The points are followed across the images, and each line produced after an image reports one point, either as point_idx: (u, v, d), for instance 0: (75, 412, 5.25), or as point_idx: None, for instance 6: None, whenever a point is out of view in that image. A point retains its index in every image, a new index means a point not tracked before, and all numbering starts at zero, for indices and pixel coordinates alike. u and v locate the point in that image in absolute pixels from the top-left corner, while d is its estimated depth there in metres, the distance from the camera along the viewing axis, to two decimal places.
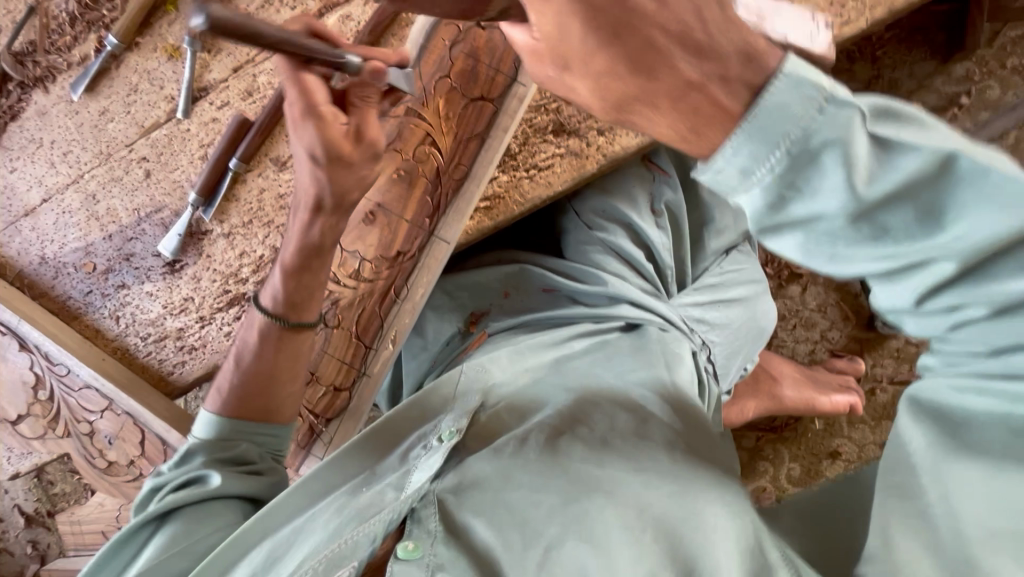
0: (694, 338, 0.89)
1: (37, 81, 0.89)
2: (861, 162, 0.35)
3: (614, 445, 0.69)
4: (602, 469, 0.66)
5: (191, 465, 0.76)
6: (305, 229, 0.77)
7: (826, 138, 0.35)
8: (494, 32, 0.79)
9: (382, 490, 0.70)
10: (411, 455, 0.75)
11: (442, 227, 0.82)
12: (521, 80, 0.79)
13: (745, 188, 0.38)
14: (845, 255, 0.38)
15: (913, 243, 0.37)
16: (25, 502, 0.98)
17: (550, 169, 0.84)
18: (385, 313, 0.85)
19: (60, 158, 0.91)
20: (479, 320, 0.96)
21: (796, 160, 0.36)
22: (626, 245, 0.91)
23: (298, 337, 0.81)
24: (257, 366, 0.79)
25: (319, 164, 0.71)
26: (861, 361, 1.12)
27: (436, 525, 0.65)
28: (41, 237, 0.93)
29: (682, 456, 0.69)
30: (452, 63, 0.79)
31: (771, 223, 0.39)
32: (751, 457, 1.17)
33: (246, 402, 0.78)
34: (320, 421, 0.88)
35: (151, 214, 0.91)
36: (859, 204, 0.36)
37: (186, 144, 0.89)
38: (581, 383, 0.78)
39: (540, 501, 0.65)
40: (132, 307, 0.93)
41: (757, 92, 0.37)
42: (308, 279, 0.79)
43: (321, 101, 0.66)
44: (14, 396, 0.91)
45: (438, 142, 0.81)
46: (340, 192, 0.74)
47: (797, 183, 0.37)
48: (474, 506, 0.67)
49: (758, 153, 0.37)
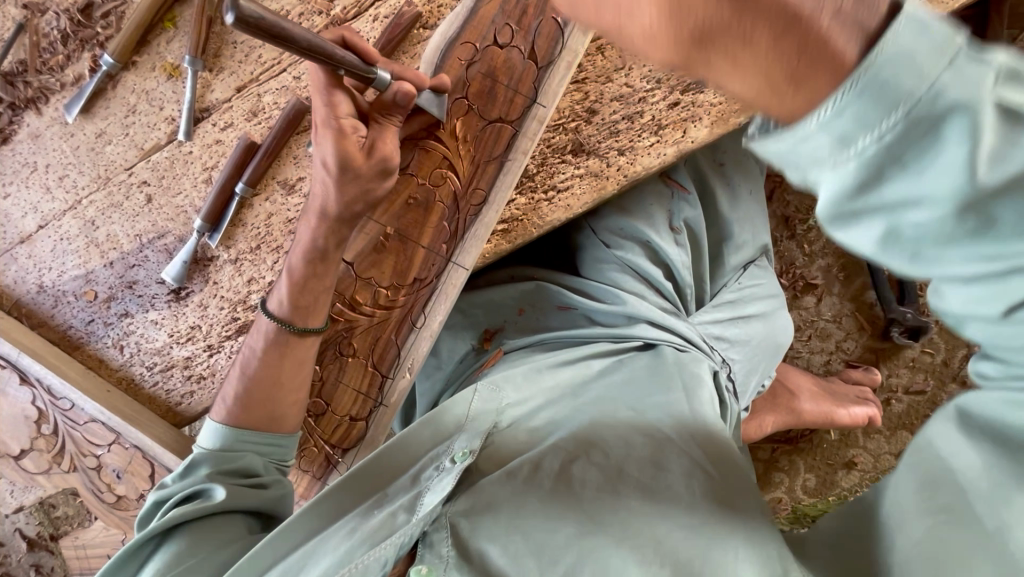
0: (714, 355, 0.87)
1: (29, 102, 0.85)
2: (986, 136, 0.27)
3: (630, 475, 0.64)
4: (619, 502, 0.61)
5: (196, 477, 0.71)
6: (311, 236, 0.75)
7: (952, 101, 0.27)
8: (512, 52, 0.77)
9: (394, 513, 0.64)
10: (423, 477, 0.69)
11: (460, 253, 0.80)
12: (541, 101, 0.77)
13: (836, 160, 0.30)
14: (931, 255, 0.31)
15: (1008, 245, 0.30)
16: (27, 526, 0.93)
17: (570, 190, 0.81)
18: (402, 341, 0.83)
19: (56, 183, 0.87)
20: (494, 337, 0.94)
21: (913, 128, 0.28)
22: (644, 263, 0.89)
23: (303, 344, 0.78)
24: (260, 379, 0.76)
25: (330, 171, 0.70)
26: (877, 371, 1.11)
27: (450, 551, 0.61)
28: (39, 265, 0.90)
29: (700, 482, 0.63)
30: (469, 84, 0.77)
31: (848, 209, 0.31)
32: (767, 468, 1.17)
33: (252, 411, 0.75)
34: (336, 451, 0.86)
35: (154, 240, 0.87)
36: (977, 192, 0.28)
37: (189, 166, 0.86)
38: (598, 405, 0.73)
39: (557, 527, 0.60)
40: (136, 336, 0.90)
41: (872, 38, 0.28)
42: (314, 283, 0.77)
43: (343, 112, 0.68)
44: (17, 431, 0.88)
45: (456, 165, 0.79)
46: (345, 203, 0.72)
47: (904, 157, 0.29)
48: (488, 532, 0.61)
49: (867, 115, 0.28)
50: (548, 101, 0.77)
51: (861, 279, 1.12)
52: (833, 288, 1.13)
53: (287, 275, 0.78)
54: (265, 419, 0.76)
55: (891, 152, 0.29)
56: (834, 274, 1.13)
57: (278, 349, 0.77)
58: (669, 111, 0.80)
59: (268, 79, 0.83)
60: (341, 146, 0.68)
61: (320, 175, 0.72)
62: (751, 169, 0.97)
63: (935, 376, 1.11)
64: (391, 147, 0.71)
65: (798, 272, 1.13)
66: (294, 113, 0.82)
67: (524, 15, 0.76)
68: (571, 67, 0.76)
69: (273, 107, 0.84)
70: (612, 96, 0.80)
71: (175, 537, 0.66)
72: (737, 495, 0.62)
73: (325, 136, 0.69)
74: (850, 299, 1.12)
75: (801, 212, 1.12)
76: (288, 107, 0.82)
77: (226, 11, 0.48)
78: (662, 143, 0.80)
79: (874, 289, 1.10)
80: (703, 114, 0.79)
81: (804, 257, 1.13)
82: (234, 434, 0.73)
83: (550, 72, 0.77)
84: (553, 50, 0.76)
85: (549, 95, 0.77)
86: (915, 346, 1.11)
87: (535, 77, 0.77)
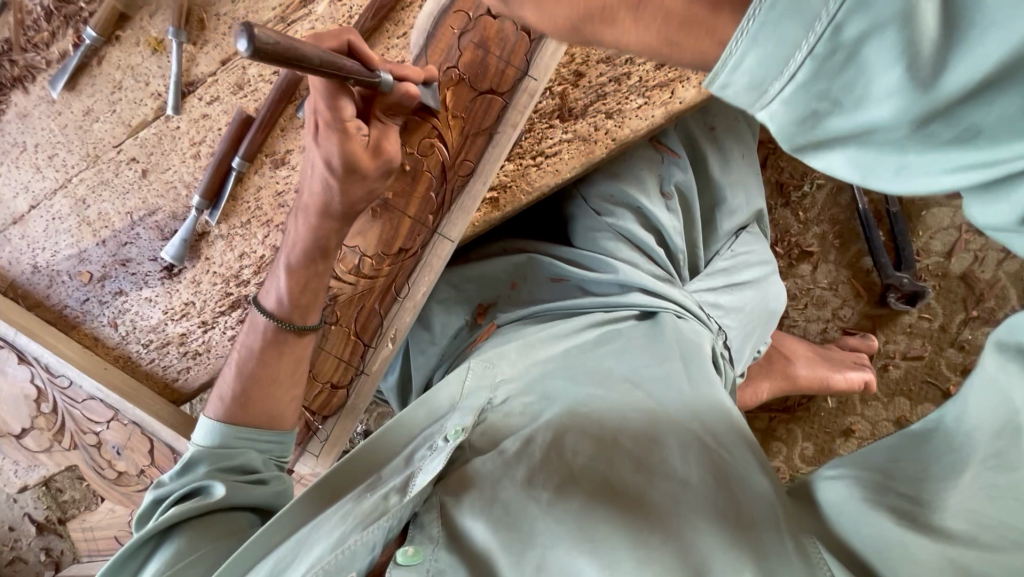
0: (711, 323, 0.86)
1: (16, 82, 0.84)
2: (925, 38, 0.27)
3: (623, 444, 0.63)
4: (610, 475, 0.60)
5: (195, 475, 0.72)
6: (313, 236, 0.75)
7: (865, 24, 0.28)
8: (505, 21, 0.76)
9: (384, 495, 0.62)
10: (416, 458, 0.68)
11: (446, 224, 0.80)
12: (532, 74, 0.77)
13: (761, 105, 0.33)
14: (916, 168, 0.31)
15: (1011, 146, 0.28)
16: (34, 510, 0.95)
17: (558, 155, 0.81)
18: (385, 311, 0.83)
19: (45, 163, 0.87)
20: (487, 312, 0.94)
21: (827, 61, 0.29)
22: (636, 230, 0.88)
23: (300, 343, 0.80)
24: (261, 377, 0.78)
25: (336, 173, 0.68)
26: (874, 338, 1.11)
27: (439, 530, 0.59)
28: (33, 245, 0.90)
29: (697, 456, 0.62)
30: (461, 54, 0.76)
31: (806, 141, 0.34)
32: (765, 437, 1.17)
33: (249, 407, 0.77)
34: (316, 418, 0.86)
35: (145, 218, 0.87)
36: (916, 107, 0.29)
37: (177, 142, 0.85)
38: (592, 373, 0.73)
39: (537, 497, 0.59)
40: (131, 313, 0.91)
41: None
42: (318, 284, 0.79)
43: (349, 114, 0.65)
44: (17, 410, 0.89)
45: (445, 136, 0.78)
46: (348, 204, 0.73)
47: (833, 94, 0.31)
48: (472, 508, 0.60)
49: (771, 55, 0.31)
50: (540, 74, 0.76)
51: (858, 245, 1.12)
52: (829, 255, 1.12)
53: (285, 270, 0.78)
54: (265, 414, 0.78)
55: (813, 90, 0.31)
56: (831, 241, 1.12)
57: (277, 347, 0.79)
58: (657, 72, 0.79)
59: None
60: (346, 147, 0.66)
61: (320, 173, 0.70)
62: (744, 136, 0.97)
63: (934, 342, 1.10)
64: (395, 147, 0.71)
65: (793, 240, 1.13)
66: (287, 84, 0.81)
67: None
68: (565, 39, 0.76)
69: (259, 81, 0.83)
70: (600, 59, 0.80)
71: (177, 531, 0.66)
72: (737, 479, 0.60)
73: (328, 137, 0.66)
74: (846, 265, 1.11)
75: (795, 179, 1.12)
76: (281, 78, 0.81)
77: (239, 41, 0.44)
78: (651, 104, 0.79)
79: (870, 254, 1.10)
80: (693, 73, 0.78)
81: (798, 225, 1.13)
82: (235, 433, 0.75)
83: (542, 43, 0.76)
84: None
85: (541, 68, 0.76)
86: (913, 312, 1.11)
87: (527, 48, 0.76)
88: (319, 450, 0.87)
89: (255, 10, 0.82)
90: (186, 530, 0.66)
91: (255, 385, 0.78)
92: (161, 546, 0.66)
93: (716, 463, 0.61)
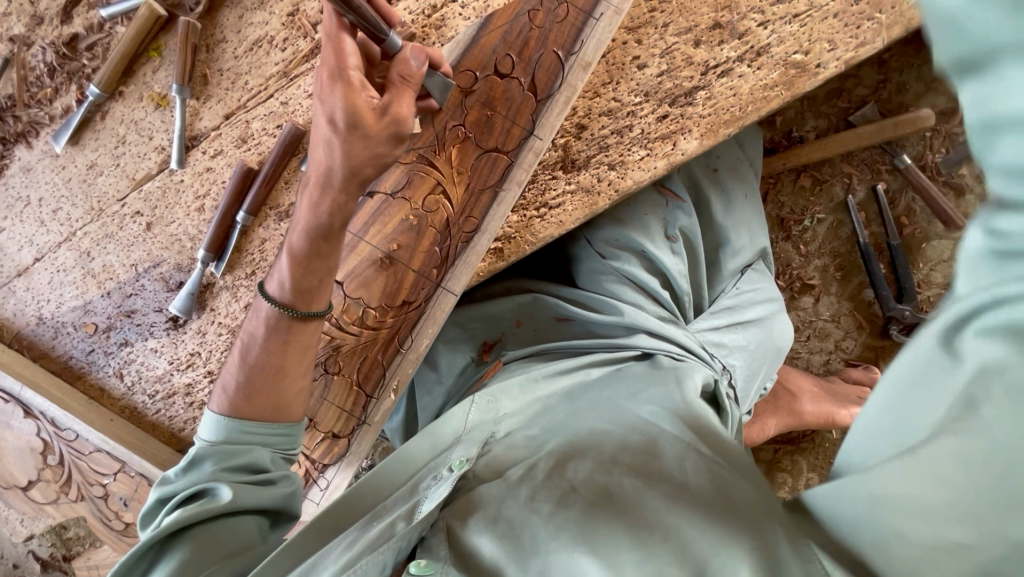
0: (715, 364, 0.85)
1: (20, 137, 0.85)
2: None
3: (621, 457, 0.60)
4: (606, 482, 0.57)
5: (200, 475, 0.67)
6: (312, 211, 0.73)
7: None
8: (511, 82, 0.77)
9: (392, 522, 0.61)
10: (422, 487, 0.67)
11: (450, 278, 0.81)
12: (538, 134, 0.78)
13: None
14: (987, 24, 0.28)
15: None
16: (40, 547, 0.96)
17: (561, 207, 0.81)
18: (387, 361, 0.84)
19: (50, 217, 0.88)
20: (492, 349, 0.94)
21: None
22: (640, 272, 0.89)
23: (307, 330, 0.77)
24: (264, 366, 0.75)
25: (338, 130, 0.67)
26: (877, 370, 1.11)
27: (447, 550, 0.57)
28: (38, 297, 0.90)
29: (699, 466, 0.57)
30: (466, 113, 0.78)
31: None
32: (769, 468, 1.17)
33: (256, 400, 0.74)
34: (317, 466, 0.86)
35: (150, 269, 0.88)
36: None
37: (181, 195, 0.86)
38: (589, 412, 0.70)
39: (538, 509, 0.56)
40: (137, 364, 0.91)
41: None
42: (318, 264, 0.75)
43: (354, 66, 0.65)
44: (23, 462, 0.89)
45: (449, 192, 0.80)
46: (351, 168, 0.70)
47: None
48: (480, 523, 0.58)
49: None
50: (545, 134, 0.77)
51: (859, 278, 1.12)
52: (830, 287, 1.13)
53: (289, 256, 0.76)
54: (272, 406, 0.75)
55: None
56: (831, 274, 1.13)
57: (282, 335, 0.76)
58: (658, 123, 0.79)
59: (256, 106, 0.83)
60: (350, 99, 0.65)
61: (325, 134, 0.69)
62: (745, 176, 0.98)
63: None
64: (406, 111, 0.68)
65: (795, 273, 1.14)
66: (290, 139, 0.81)
67: (525, 46, 0.76)
68: (569, 101, 0.76)
69: (262, 134, 0.83)
70: (601, 111, 0.80)
71: (180, 540, 0.62)
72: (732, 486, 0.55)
73: (332, 92, 0.66)
74: (848, 297, 1.12)
75: (796, 214, 1.12)
76: (284, 133, 0.81)
77: None
78: (653, 156, 0.80)
79: (871, 286, 1.10)
80: (694, 125, 0.79)
81: (799, 258, 1.13)
82: (238, 426, 0.72)
83: (548, 104, 0.77)
84: (553, 84, 0.76)
85: (546, 128, 0.77)
86: None
87: (533, 108, 0.77)
88: (320, 498, 0.86)
89: (259, 66, 0.82)
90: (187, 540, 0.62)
91: (259, 375, 0.75)
92: (162, 556, 0.62)
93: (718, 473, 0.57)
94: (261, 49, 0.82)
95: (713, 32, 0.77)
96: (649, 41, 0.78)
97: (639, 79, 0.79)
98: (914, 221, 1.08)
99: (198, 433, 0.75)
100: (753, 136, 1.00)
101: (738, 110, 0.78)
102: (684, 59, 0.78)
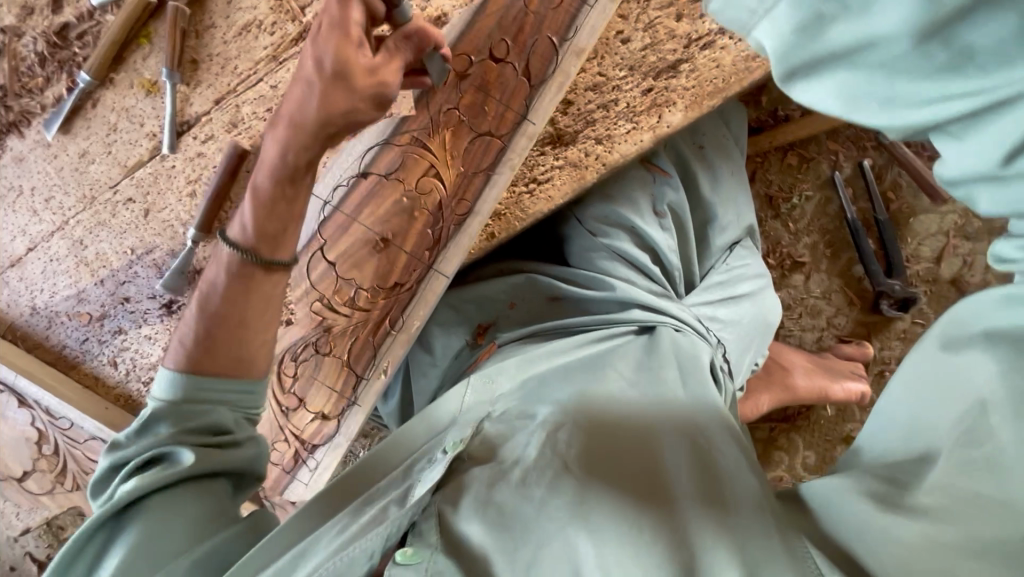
0: (710, 337, 0.86)
1: (11, 126, 0.86)
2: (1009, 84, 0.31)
3: (620, 443, 0.61)
4: (604, 465, 0.58)
5: (155, 439, 0.66)
6: (282, 154, 0.70)
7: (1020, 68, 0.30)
8: (506, 67, 0.78)
9: (383, 507, 0.60)
10: (416, 469, 0.66)
11: (441, 259, 0.81)
12: (531, 118, 0.78)
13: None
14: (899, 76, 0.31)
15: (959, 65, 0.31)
16: (37, 549, 0.93)
17: (550, 182, 0.83)
18: (379, 342, 0.84)
19: (43, 206, 0.88)
20: (487, 332, 0.93)
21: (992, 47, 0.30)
22: (630, 248, 0.89)
23: (270, 281, 0.74)
24: (227, 318, 0.72)
25: (320, 78, 0.65)
26: (869, 345, 1.12)
27: (437, 537, 0.55)
28: (31, 287, 0.91)
29: (692, 456, 0.59)
30: (461, 96, 0.79)
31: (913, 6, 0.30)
32: (766, 448, 1.17)
33: (216, 353, 0.71)
34: (305, 447, 0.87)
35: (143, 256, 0.88)
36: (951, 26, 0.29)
37: (173, 181, 0.86)
38: (587, 385, 0.71)
39: (531, 495, 0.56)
40: (131, 351, 0.91)
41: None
42: (281, 209, 0.72)
43: (355, 19, 0.63)
44: (18, 452, 0.89)
45: (442, 174, 0.80)
46: (325, 118, 0.67)
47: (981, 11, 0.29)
48: (471, 512, 0.57)
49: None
50: (539, 119, 0.78)
51: (848, 254, 1.13)
52: (821, 264, 1.14)
53: (252, 197, 0.72)
54: (233, 361, 0.72)
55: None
56: (821, 251, 1.14)
57: (244, 284, 0.73)
58: (644, 96, 0.81)
59: (247, 90, 0.84)
60: (342, 51, 0.63)
61: (305, 76, 0.66)
62: (731, 153, 0.99)
63: None
64: (393, 77, 0.66)
65: (784, 251, 1.14)
66: None
67: (520, 31, 0.76)
68: (562, 87, 0.77)
69: (253, 118, 0.84)
70: (587, 86, 0.81)
71: (140, 510, 0.62)
72: (721, 473, 0.57)
73: (326, 39, 0.63)
74: (838, 274, 1.13)
75: (784, 191, 1.13)
76: None
77: None
78: (639, 130, 0.81)
79: (860, 262, 1.12)
80: (678, 98, 0.80)
81: (789, 236, 1.14)
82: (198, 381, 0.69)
83: (542, 89, 0.78)
84: (547, 70, 0.77)
85: (539, 112, 0.78)
86: (906, 317, 1.12)
87: (527, 93, 0.78)
88: (309, 480, 0.87)
89: (248, 50, 0.83)
90: (151, 507, 0.62)
91: (219, 325, 0.72)
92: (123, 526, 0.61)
93: (708, 463, 0.58)
94: (250, 33, 0.83)
95: (695, 6, 0.79)
96: (633, 17, 0.80)
97: (624, 53, 0.80)
98: (901, 196, 1.10)
99: (152, 390, 0.72)
100: (737, 112, 1.01)
101: (723, 81, 0.79)
102: (668, 33, 0.79)
